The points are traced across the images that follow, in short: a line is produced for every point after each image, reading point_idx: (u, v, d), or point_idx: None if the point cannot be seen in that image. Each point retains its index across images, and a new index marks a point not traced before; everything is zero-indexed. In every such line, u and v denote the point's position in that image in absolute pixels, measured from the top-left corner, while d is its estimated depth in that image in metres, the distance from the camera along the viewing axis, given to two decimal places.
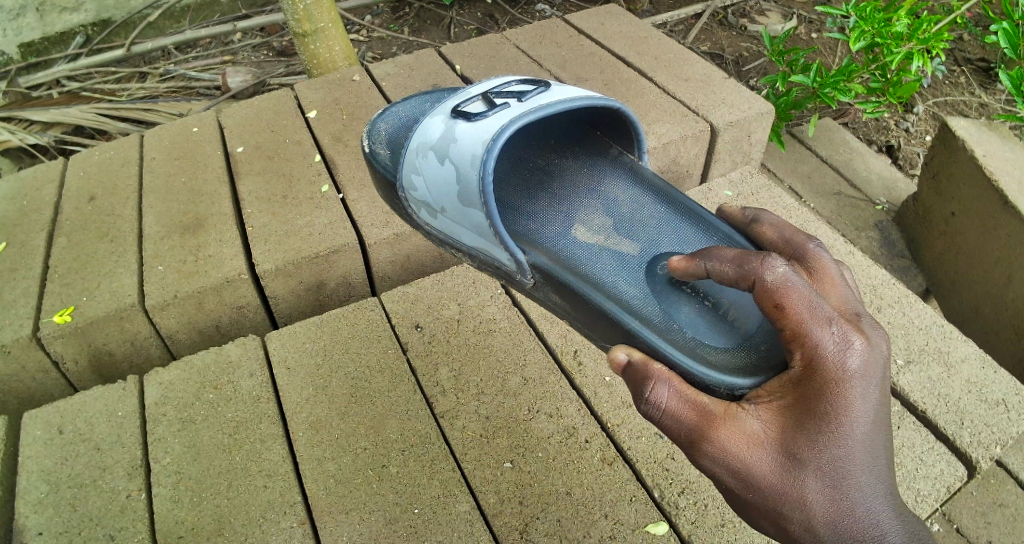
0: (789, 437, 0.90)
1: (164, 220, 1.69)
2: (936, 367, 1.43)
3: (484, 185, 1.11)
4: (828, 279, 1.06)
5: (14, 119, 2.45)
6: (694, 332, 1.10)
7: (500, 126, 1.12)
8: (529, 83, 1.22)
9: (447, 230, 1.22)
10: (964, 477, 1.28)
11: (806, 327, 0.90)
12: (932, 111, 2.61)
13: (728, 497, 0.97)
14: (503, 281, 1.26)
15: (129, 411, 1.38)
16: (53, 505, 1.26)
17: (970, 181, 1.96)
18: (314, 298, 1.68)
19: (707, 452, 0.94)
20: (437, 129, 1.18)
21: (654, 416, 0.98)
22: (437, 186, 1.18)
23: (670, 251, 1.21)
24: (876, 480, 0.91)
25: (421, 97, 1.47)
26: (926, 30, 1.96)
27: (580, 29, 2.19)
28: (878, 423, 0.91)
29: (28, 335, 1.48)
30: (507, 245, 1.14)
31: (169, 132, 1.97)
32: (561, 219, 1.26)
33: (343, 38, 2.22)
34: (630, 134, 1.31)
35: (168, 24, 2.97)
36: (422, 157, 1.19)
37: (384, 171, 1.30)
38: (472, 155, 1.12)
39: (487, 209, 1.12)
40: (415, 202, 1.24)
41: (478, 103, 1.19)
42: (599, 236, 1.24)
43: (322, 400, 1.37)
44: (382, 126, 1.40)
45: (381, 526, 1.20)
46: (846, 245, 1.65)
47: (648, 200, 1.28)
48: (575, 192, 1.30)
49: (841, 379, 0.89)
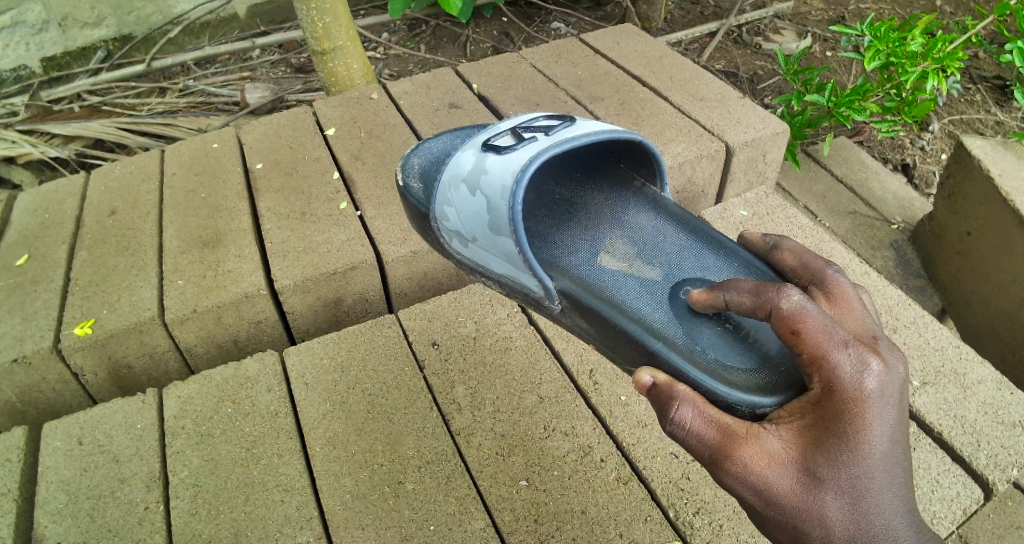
0: (809, 455, 0.90)
1: (184, 235, 1.71)
2: (952, 388, 1.42)
3: (514, 214, 1.12)
4: (843, 302, 1.05)
5: (36, 132, 2.50)
6: (717, 356, 1.10)
7: (529, 156, 1.14)
8: (555, 117, 1.25)
9: (477, 258, 1.24)
10: (980, 499, 1.28)
11: (823, 351, 0.90)
12: (948, 129, 2.61)
13: (752, 515, 0.97)
14: (530, 306, 1.28)
15: (148, 424, 1.40)
16: (71, 516, 1.27)
17: (985, 201, 1.95)
18: (332, 314, 1.69)
19: (730, 470, 0.94)
20: (469, 162, 1.21)
21: (677, 437, 0.99)
22: (469, 216, 1.20)
23: (692, 277, 1.22)
24: (895, 501, 0.89)
25: (453, 133, 1.47)
26: (941, 50, 1.97)
27: (596, 48, 2.21)
28: (897, 444, 0.90)
29: (48, 347, 1.50)
30: (536, 272, 1.16)
31: (190, 148, 2.00)
32: (587, 246, 1.28)
33: (361, 56, 2.26)
34: (652, 166, 1.34)
35: (187, 40, 3.02)
36: (454, 190, 1.22)
37: (417, 204, 1.31)
38: (502, 185, 1.14)
39: (516, 237, 1.14)
40: (447, 232, 1.26)
41: (507, 137, 1.22)
42: (624, 262, 1.25)
43: (340, 416, 1.38)
44: (416, 161, 1.41)
45: (396, 542, 1.21)
46: (861, 265, 1.64)
47: (670, 224, 1.29)
48: (597, 216, 1.32)
49: (857, 402, 0.88)
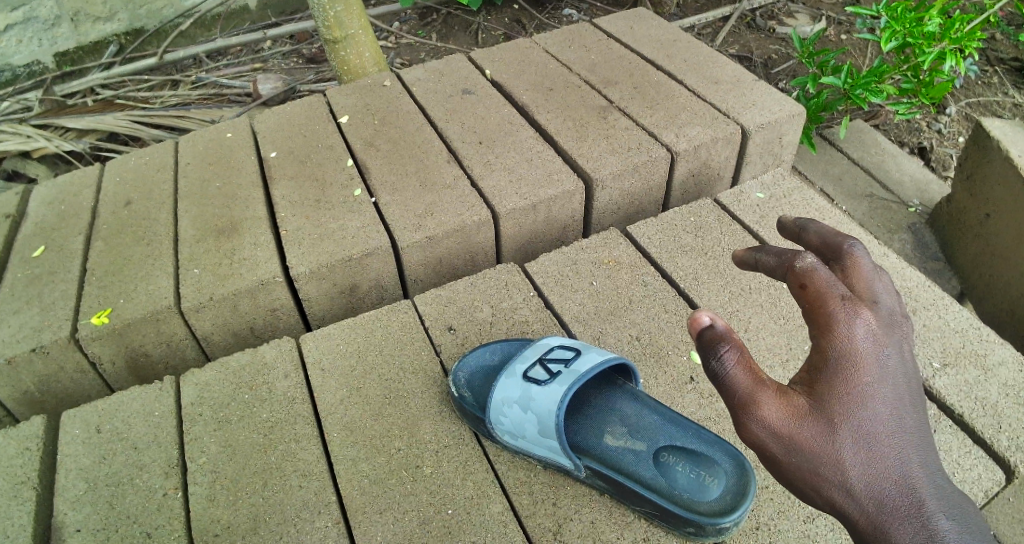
0: (826, 402, 0.86)
1: (199, 224, 1.72)
2: (973, 370, 1.41)
3: (560, 429, 1.16)
4: (852, 259, 0.98)
5: (50, 127, 2.52)
6: (691, 493, 1.13)
7: (566, 389, 1.19)
8: (570, 345, 1.30)
9: (521, 446, 1.25)
10: (1002, 482, 1.26)
11: (827, 296, 0.88)
12: (966, 112, 2.58)
13: (773, 469, 0.90)
14: (562, 474, 1.26)
15: (165, 411, 1.40)
16: (91, 503, 1.28)
17: (1004, 183, 1.93)
18: (347, 301, 1.70)
19: (752, 416, 0.87)
20: (511, 386, 1.24)
21: (711, 373, 0.88)
22: (517, 425, 1.22)
23: (682, 450, 1.18)
24: (913, 449, 0.86)
25: (488, 345, 1.42)
26: (959, 29, 1.94)
27: (609, 33, 2.19)
28: (903, 391, 0.89)
29: (66, 336, 1.51)
30: (571, 458, 1.17)
31: (204, 138, 2.00)
32: (598, 426, 1.25)
33: (373, 45, 2.26)
34: (629, 373, 1.31)
35: (198, 33, 3.03)
36: (503, 413, 1.23)
37: (469, 408, 1.30)
38: (547, 410, 1.18)
39: (559, 439, 1.16)
40: (497, 430, 1.25)
41: (538, 368, 1.26)
42: (627, 441, 1.21)
43: (356, 402, 1.38)
44: (462, 371, 1.37)
45: (415, 526, 1.21)
46: (880, 247, 1.63)
47: (654, 407, 1.25)
48: (602, 409, 1.27)
49: (859, 346, 0.87)
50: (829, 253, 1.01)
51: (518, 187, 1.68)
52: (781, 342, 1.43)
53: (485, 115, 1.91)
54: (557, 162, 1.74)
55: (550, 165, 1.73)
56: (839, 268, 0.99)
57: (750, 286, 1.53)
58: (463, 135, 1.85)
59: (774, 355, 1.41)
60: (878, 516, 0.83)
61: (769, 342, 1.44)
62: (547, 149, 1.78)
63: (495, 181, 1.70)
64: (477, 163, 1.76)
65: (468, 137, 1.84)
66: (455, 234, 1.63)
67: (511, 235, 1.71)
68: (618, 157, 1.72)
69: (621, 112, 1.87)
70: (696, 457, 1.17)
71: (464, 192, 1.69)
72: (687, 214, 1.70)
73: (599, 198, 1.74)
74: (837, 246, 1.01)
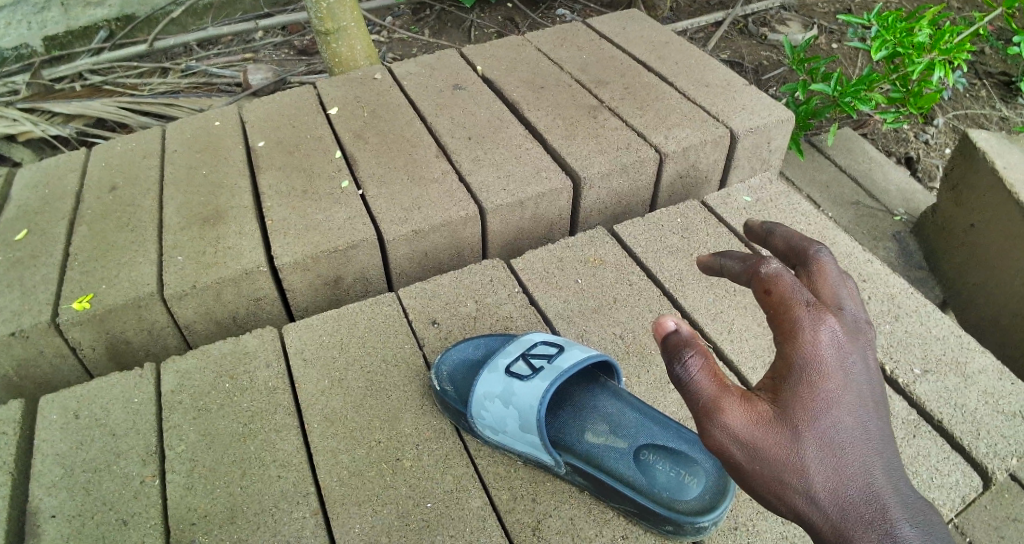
0: (790, 408, 0.87)
1: (184, 212, 1.70)
2: (953, 377, 1.42)
3: (542, 424, 1.16)
4: (818, 265, 1.00)
5: (37, 111, 2.48)
6: (671, 492, 1.14)
7: (547, 385, 1.19)
8: (554, 341, 1.30)
9: (502, 441, 1.24)
10: (978, 488, 1.28)
11: (791, 302, 0.91)
12: (952, 124, 2.61)
13: (738, 477, 0.90)
14: (543, 472, 1.26)
15: (145, 398, 1.39)
16: (65, 489, 1.26)
17: (990, 195, 1.95)
18: (331, 292, 1.69)
19: (715, 422, 0.87)
20: (494, 381, 1.24)
21: (676, 379, 0.89)
22: (499, 420, 1.21)
23: (661, 449, 1.19)
24: (877, 455, 0.86)
25: (471, 339, 1.41)
26: (949, 41, 1.95)
27: (601, 33, 2.20)
28: (867, 398, 0.89)
29: (47, 321, 1.49)
30: (552, 453, 1.17)
31: (192, 126, 1.99)
32: (579, 423, 1.25)
33: (364, 37, 2.25)
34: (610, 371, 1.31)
35: (190, 21, 3.00)
36: (485, 407, 1.22)
37: (451, 404, 1.29)
38: (528, 405, 1.18)
39: (540, 434, 1.16)
40: (479, 426, 1.25)
41: (521, 363, 1.26)
42: (607, 438, 1.21)
43: (337, 393, 1.37)
44: (445, 368, 1.36)
45: (393, 520, 1.21)
46: (863, 253, 1.64)
47: (634, 405, 1.26)
48: (584, 406, 1.27)
49: (823, 352, 0.88)
50: (796, 258, 1.05)
51: (507, 184, 1.68)
52: (764, 345, 1.44)
53: (475, 111, 1.90)
54: (546, 159, 1.74)
55: (538, 162, 1.73)
56: (806, 274, 1.01)
57: (735, 288, 1.54)
58: (453, 130, 1.84)
59: (755, 358, 1.42)
60: (842, 523, 0.82)
61: (752, 344, 1.44)
62: (536, 146, 1.78)
63: (483, 177, 1.70)
64: (467, 159, 1.75)
65: (457, 132, 1.84)
66: (442, 229, 1.62)
67: (498, 231, 1.71)
68: (607, 157, 1.73)
69: (612, 111, 1.87)
70: (676, 455, 1.18)
71: (451, 186, 1.69)
72: (674, 215, 1.71)
73: (587, 197, 1.74)
74: (803, 251, 1.04)
